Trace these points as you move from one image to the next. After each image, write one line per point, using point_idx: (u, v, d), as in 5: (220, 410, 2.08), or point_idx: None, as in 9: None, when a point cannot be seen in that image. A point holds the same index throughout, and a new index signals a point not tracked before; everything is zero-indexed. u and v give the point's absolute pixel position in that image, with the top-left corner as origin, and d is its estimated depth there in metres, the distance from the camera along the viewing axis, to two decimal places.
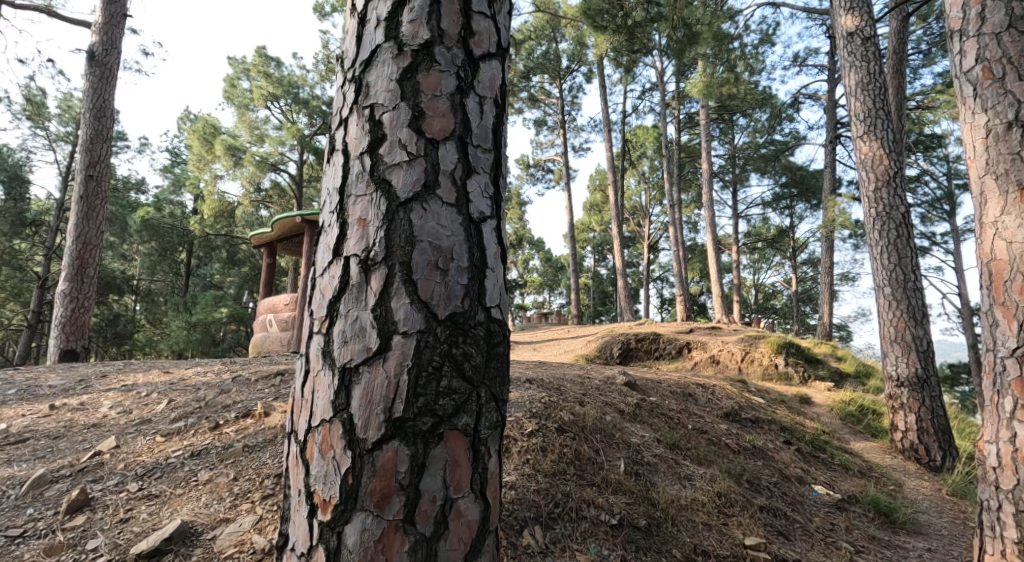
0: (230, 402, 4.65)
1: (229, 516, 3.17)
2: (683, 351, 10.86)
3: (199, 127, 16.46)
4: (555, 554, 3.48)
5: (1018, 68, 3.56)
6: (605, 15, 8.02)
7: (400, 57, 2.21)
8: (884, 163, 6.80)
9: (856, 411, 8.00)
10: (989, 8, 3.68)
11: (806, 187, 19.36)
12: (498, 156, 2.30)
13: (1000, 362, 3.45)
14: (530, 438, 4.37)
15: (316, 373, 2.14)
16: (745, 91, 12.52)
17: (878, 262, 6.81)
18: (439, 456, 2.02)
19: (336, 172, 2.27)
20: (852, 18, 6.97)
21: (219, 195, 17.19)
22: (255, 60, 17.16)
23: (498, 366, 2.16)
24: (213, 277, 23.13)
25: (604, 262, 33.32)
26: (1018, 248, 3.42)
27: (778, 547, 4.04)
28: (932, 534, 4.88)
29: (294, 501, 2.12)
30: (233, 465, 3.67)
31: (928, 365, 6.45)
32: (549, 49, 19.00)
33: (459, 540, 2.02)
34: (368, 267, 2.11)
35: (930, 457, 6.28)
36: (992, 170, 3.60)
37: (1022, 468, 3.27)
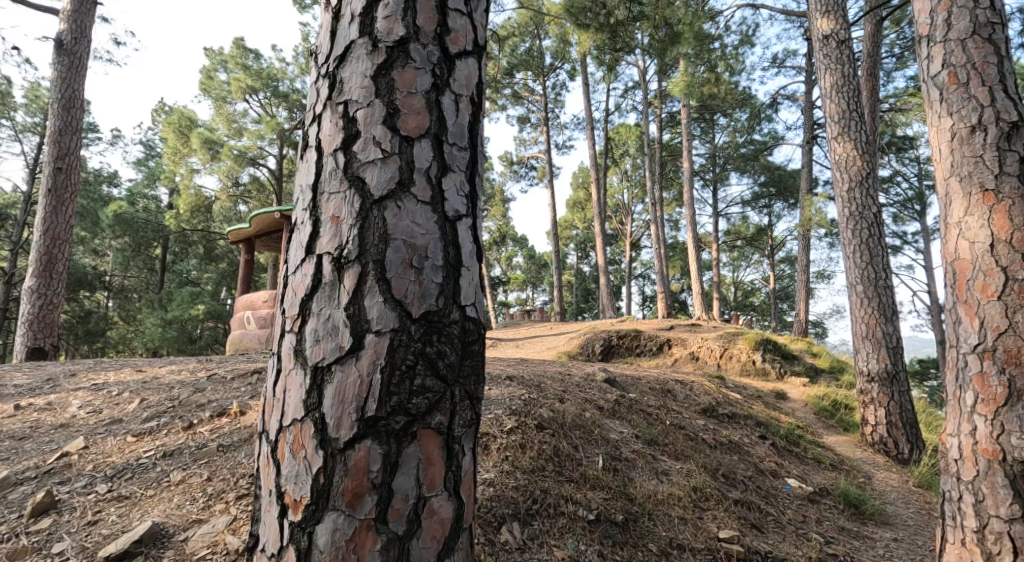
0: (204, 402, 4.59)
1: (201, 517, 3.14)
2: (664, 347, 10.98)
3: (174, 119, 16.20)
4: (532, 550, 3.50)
5: (982, 74, 3.65)
6: (588, 13, 8.13)
7: (375, 53, 2.20)
8: (858, 164, 6.92)
9: (829, 406, 8.13)
10: (955, 15, 3.76)
11: (784, 186, 19.62)
12: (475, 154, 2.31)
13: (962, 358, 3.55)
14: (509, 435, 4.39)
15: (287, 371, 2.13)
16: (726, 90, 12.65)
17: (851, 261, 6.95)
18: (413, 455, 2.02)
19: (309, 169, 2.26)
20: (828, 21, 7.06)
21: (196, 189, 17.02)
22: (233, 52, 17.00)
23: (473, 364, 2.17)
24: (190, 273, 22.81)
25: (587, 259, 33.51)
26: (981, 247, 3.51)
27: (751, 539, 4.10)
28: (899, 525, 4.98)
29: (265, 501, 2.11)
30: (207, 465, 3.63)
31: (898, 361, 6.57)
32: (533, 46, 19.19)
33: (432, 538, 2.02)
34: (342, 265, 2.11)
35: (899, 450, 6.41)
36: (957, 172, 3.67)
37: (982, 460, 3.36)
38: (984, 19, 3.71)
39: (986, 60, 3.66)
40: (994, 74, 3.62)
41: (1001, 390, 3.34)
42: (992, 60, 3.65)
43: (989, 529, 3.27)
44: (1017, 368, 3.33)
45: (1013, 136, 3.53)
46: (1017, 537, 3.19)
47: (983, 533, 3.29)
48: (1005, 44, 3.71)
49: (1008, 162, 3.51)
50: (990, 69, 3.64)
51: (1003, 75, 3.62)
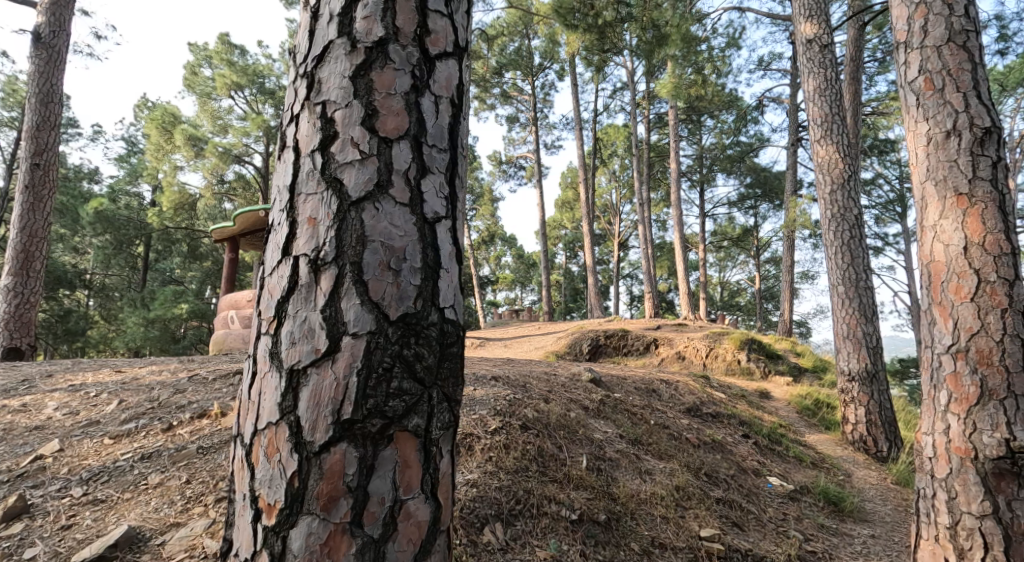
0: (185, 402, 4.56)
1: (179, 521, 3.11)
2: (650, 347, 11.02)
3: (157, 115, 16.00)
4: (514, 550, 3.50)
5: (957, 80, 3.70)
6: (576, 13, 8.18)
7: (353, 54, 2.19)
8: (840, 166, 7.00)
9: (812, 405, 8.22)
10: (931, 22, 3.80)
11: (770, 187, 19.82)
12: (454, 155, 2.31)
13: (937, 358, 3.60)
14: (493, 436, 4.38)
15: (262, 374, 2.12)
16: (713, 91, 12.74)
17: (833, 262, 7.02)
18: (388, 457, 2.02)
19: (286, 170, 2.24)
20: (811, 25, 7.09)
21: (180, 186, 16.91)
22: (218, 47, 16.90)
23: (451, 366, 2.17)
24: (174, 272, 22.60)
25: (575, 259, 33.60)
26: (954, 250, 3.57)
27: (731, 537, 4.13)
28: (877, 521, 5.05)
29: (238, 505, 2.09)
30: (185, 467, 3.60)
31: (877, 360, 6.66)
32: (522, 46, 19.19)
33: (408, 541, 2.02)
34: (318, 267, 2.09)
35: (878, 448, 6.49)
36: (932, 176, 3.73)
37: (955, 458, 3.40)
38: (959, 26, 3.74)
39: (961, 66, 3.70)
40: (968, 80, 3.67)
41: (973, 390, 3.40)
42: (966, 67, 3.70)
43: (961, 525, 3.32)
44: (988, 369, 3.38)
45: (986, 142, 3.60)
46: (988, 534, 3.24)
47: (955, 530, 3.34)
48: (980, 51, 3.76)
49: (982, 167, 3.57)
50: (965, 75, 3.69)
51: (977, 82, 3.67)
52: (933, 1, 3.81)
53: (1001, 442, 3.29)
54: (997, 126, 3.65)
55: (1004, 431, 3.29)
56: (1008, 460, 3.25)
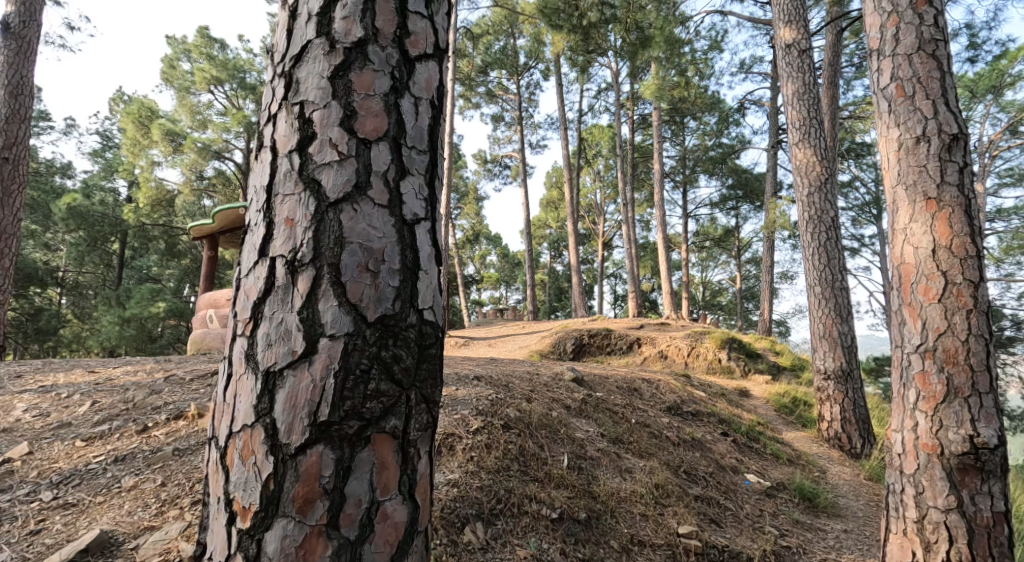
0: (161, 403, 4.51)
1: (154, 524, 3.09)
2: (633, 347, 11.09)
3: (134, 110, 15.77)
4: (495, 550, 3.51)
5: (927, 87, 3.76)
6: (562, 14, 8.51)
7: (332, 54, 2.19)
8: (817, 170, 7.09)
9: (789, 403, 8.34)
10: (902, 31, 3.87)
11: (750, 189, 20.02)
12: (435, 157, 2.31)
13: (907, 357, 3.67)
14: (475, 436, 4.39)
15: (238, 376, 2.11)
16: (696, 92, 12.84)
17: (810, 263, 7.12)
18: (366, 458, 2.02)
19: (263, 170, 2.23)
20: (790, 31, 7.17)
21: (157, 182, 16.69)
22: (197, 41, 16.73)
23: (430, 368, 2.17)
24: (151, 269, 22.29)
25: (560, 259, 33.67)
26: (924, 253, 3.64)
27: (709, 534, 4.18)
28: (850, 516, 5.14)
29: (213, 509, 2.09)
30: (161, 470, 3.57)
31: (852, 359, 6.76)
32: (507, 45, 19.15)
33: (385, 543, 2.02)
34: (296, 269, 2.09)
35: (852, 445, 6.59)
36: (903, 181, 3.80)
37: (923, 455, 3.48)
38: (929, 35, 3.81)
39: (931, 75, 3.77)
40: (937, 88, 3.74)
41: (940, 388, 3.47)
42: (936, 75, 3.77)
43: (927, 519, 3.41)
44: (955, 367, 3.46)
45: (954, 148, 3.67)
46: (953, 527, 3.33)
47: (922, 524, 3.43)
48: (948, 60, 3.83)
49: (949, 173, 3.65)
50: (934, 83, 3.76)
51: (946, 89, 3.74)
52: (905, 10, 3.87)
53: (966, 438, 3.37)
54: (965, 132, 3.73)
55: (970, 427, 3.38)
56: (973, 455, 3.35)
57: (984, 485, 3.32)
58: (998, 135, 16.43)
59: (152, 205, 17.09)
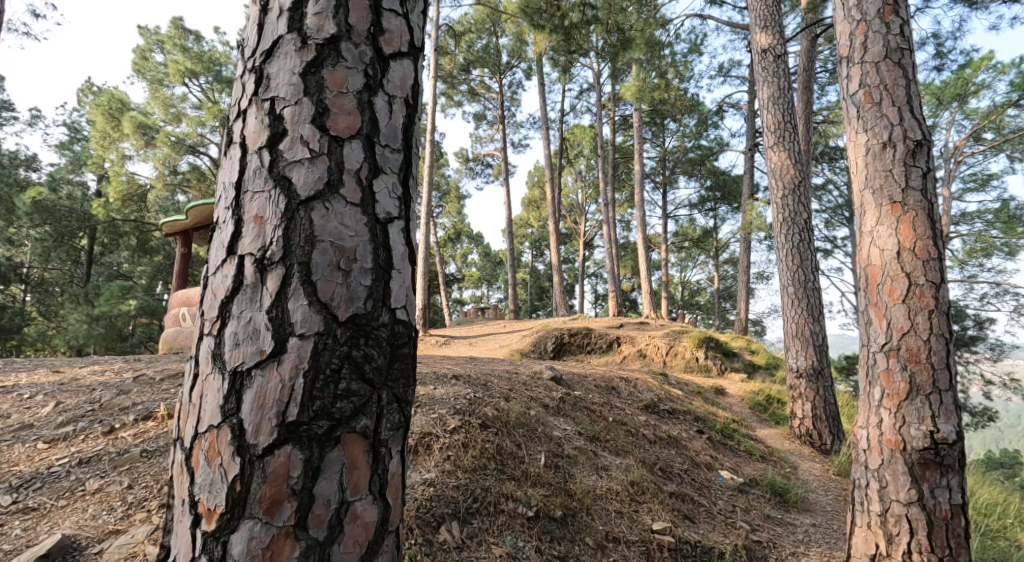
0: (129, 404, 4.44)
1: (119, 528, 3.04)
2: (613, 346, 11.16)
3: (104, 101, 15.46)
4: (470, 549, 3.51)
5: (893, 95, 3.83)
6: (543, 14, 8.01)
7: (304, 50, 2.17)
8: (791, 172, 7.18)
9: (763, 401, 8.44)
10: (870, 39, 3.94)
11: (728, 191, 20.21)
12: (409, 156, 2.31)
13: (872, 356, 3.75)
14: (452, 435, 4.38)
15: (204, 376, 2.09)
16: (676, 95, 12.99)
17: (783, 263, 7.23)
18: (335, 459, 2.01)
19: (232, 166, 2.21)
20: (766, 35, 7.24)
21: (128, 176, 16.43)
22: (170, 32, 16.49)
23: (402, 367, 2.16)
24: (122, 266, 21.89)
25: (541, 258, 33.76)
26: (889, 254, 3.71)
27: (683, 530, 4.22)
28: (819, 511, 5.23)
29: (177, 511, 2.06)
30: (128, 472, 3.51)
31: (823, 358, 6.87)
32: (490, 43, 19.08)
33: (355, 543, 2.01)
34: (265, 267, 2.07)
35: (822, 441, 6.70)
36: (870, 185, 3.86)
37: (888, 450, 3.55)
38: (895, 44, 3.88)
39: (897, 82, 3.84)
40: (903, 96, 3.82)
41: (902, 385, 3.55)
42: (901, 83, 3.84)
43: (890, 512, 3.49)
44: (917, 366, 3.54)
45: (918, 154, 3.75)
46: (914, 520, 3.41)
47: (885, 517, 3.51)
48: (913, 68, 3.90)
49: (913, 177, 3.72)
50: (900, 90, 3.83)
51: (910, 97, 3.81)
52: (872, 19, 3.94)
53: (927, 434, 3.45)
54: (929, 139, 3.81)
55: (930, 423, 3.46)
56: (933, 451, 3.43)
57: (943, 479, 3.40)
58: (963, 141, 16.77)
59: (122, 200, 16.79)
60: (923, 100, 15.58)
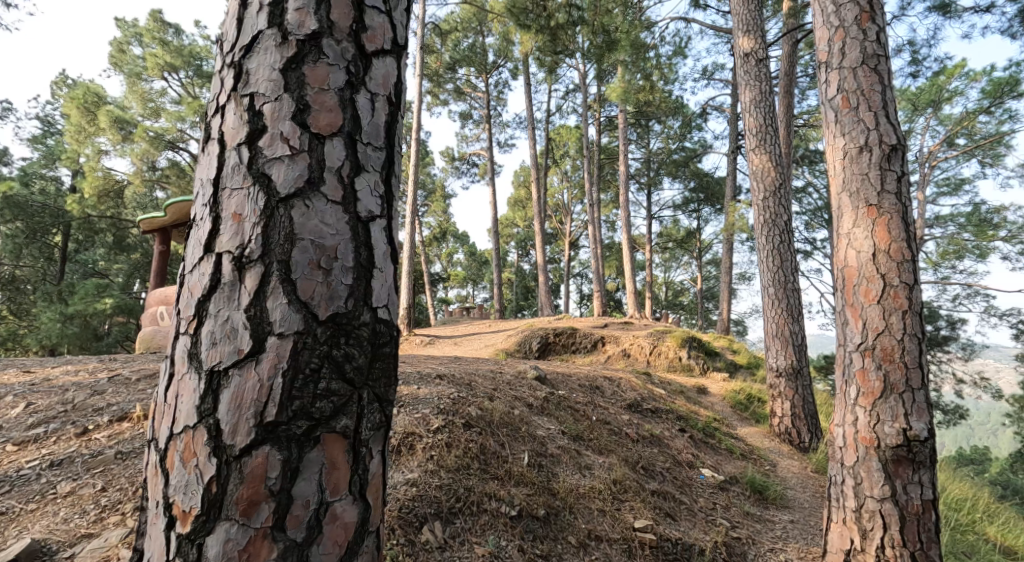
0: (104, 405, 4.37)
1: (91, 532, 2.99)
2: (598, 345, 11.19)
3: (79, 95, 15.19)
4: (453, 548, 3.50)
5: (870, 100, 3.88)
6: (530, 14, 8.03)
7: (284, 46, 2.15)
8: (772, 175, 7.24)
9: (744, 400, 8.51)
10: (847, 46, 3.98)
11: (711, 192, 20.35)
12: (391, 155, 2.29)
13: (849, 355, 3.79)
14: (435, 435, 4.36)
15: (181, 376, 2.06)
16: (661, 97, 13.04)
17: (764, 265, 7.29)
18: (315, 459, 1.99)
19: (210, 163, 2.18)
20: (748, 40, 7.31)
21: (104, 172, 16.18)
22: (149, 25, 16.28)
23: (383, 366, 2.15)
24: (98, 263, 21.54)
25: (527, 258, 33.77)
26: (865, 256, 3.75)
27: (664, 527, 4.24)
28: (797, 507, 5.28)
29: (151, 513, 2.03)
30: (102, 474, 3.46)
31: (802, 358, 6.94)
32: (476, 42, 19.04)
33: (334, 544, 2.00)
34: (243, 265, 2.05)
35: (801, 439, 6.78)
36: (847, 188, 3.90)
37: (863, 447, 3.60)
38: (872, 50, 3.93)
39: (874, 87, 3.89)
40: (879, 101, 3.86)
41: (877, 384, 3.60)
42: (878, 88, 3.88)
43: (865, 508, 3.53)
44: (891, 365, 3.58)
45: (893, 158, 3.80)
46: (887, 515, 3.46)
47: (860, 513, 3.55)
48: (890, 74, 3.95)
49: (889, 181, 3.77)
50: (876, 96, 3.87)
51: (886, 102, 3.86)
52: (850, 26, 3.99)
53: (900, 431, 3.50)
54: (904, 143, 3.86)
55: (903, 421, 3.51)
56: (906, 448, 3.48)
57: (915, 476, 3.45)
58: (937, 146, 17.03)
59: (98, 195, 16.54)
60: (898, 106, 15.81)
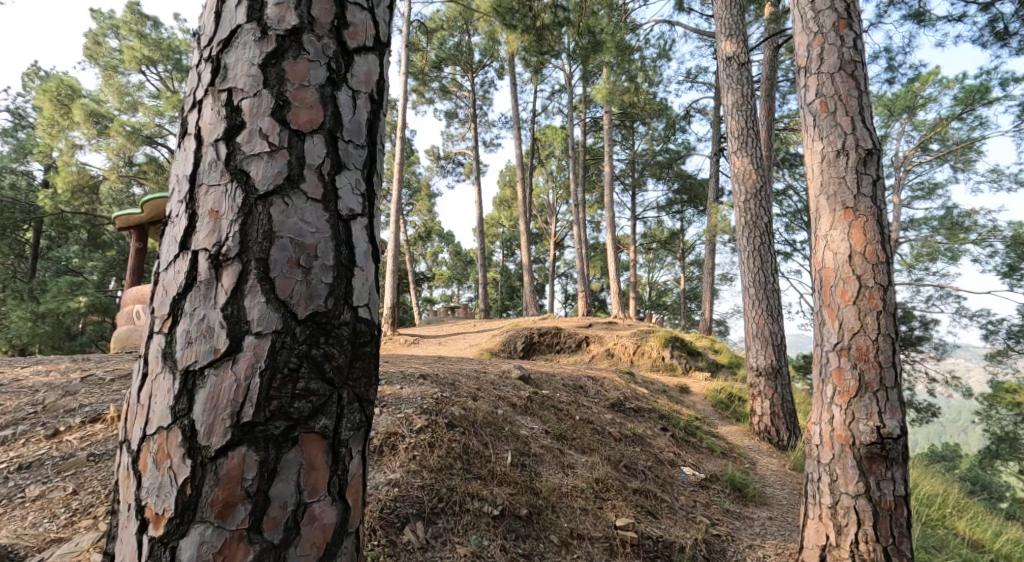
0: (76, 406, 4.30)
1: (61, 537, 2.93)
2: (582, 345, 11.23)
3: (51, 87, 14.76)
4: (435, 548, 3.48)
5: (847, 105, 3.92)
6: (516, 14, 8.02)
7: (264, 41, 2.12)
8: (753, 178, 7.30)
9: (725, 399, 8.58)
10: (826, 51, 4.02)
11: (695, 194, 20.47)
12: (373, 152, 2.27)
13: (826, 355, 3.83)
14: (418, 435, 4.34)
15: (155, 376, 2.02)
16: (645, 99, 13.11)
17: (745, 266, 7.34)
18: (293, 460, 1.97)
19: (186, 159, 2.15)
20: (730, 44, 7.35)
21: (77, 167, 15.92)
22: (126, 17, 16.06)
23: (363, 367, 2.13)
24: (72, 260, 21.16)
25: (512, 257, 33.76)
26: (842, 258, 3.79)
27: (645, 525, 4.25)
28: (776, 504, 5.33)
29: (123, 516, 2.00)
30: (73, 477, 3.40)
31: (782, 357, 7.00)
32: (462, 41, 19.01)
33: (312, 545, 1.97)
34: (220, 263, 2.02)
35: (779, 437, 6.84)
36: (825, 191, 3.94)
37: (838, 445, 3.63)
38: (849, 57, 3.96)
39: (851, 93, 3.93)
40: (856, 106, 3.90)
41: (853, 382, 3.63)
42: (854, 94, 3.92)
43: (840, 504, 3.57)
44: (866, 364, 3.62)
45: (869, 162, 3.84)
46: (861, 511, 3.50)
47: (835, 509, 3.59)
48: (866, 80, 4.00)
49: (865, 185, 3.81)
50: (853, 101, 3.91)
51: (863, 107, 3.90)
52: (829, 32, 4.02)
53: (874, 429, 3.54)
54: (879, 148, 3.91)
55: (877, 419, 3.54)
56: (880, 445, 3.52)
57: (888, 472, 3.49)
58: (911, 151, 17.28)
59: (72, 191, 16.24)
60: (874, 111, 16.03)
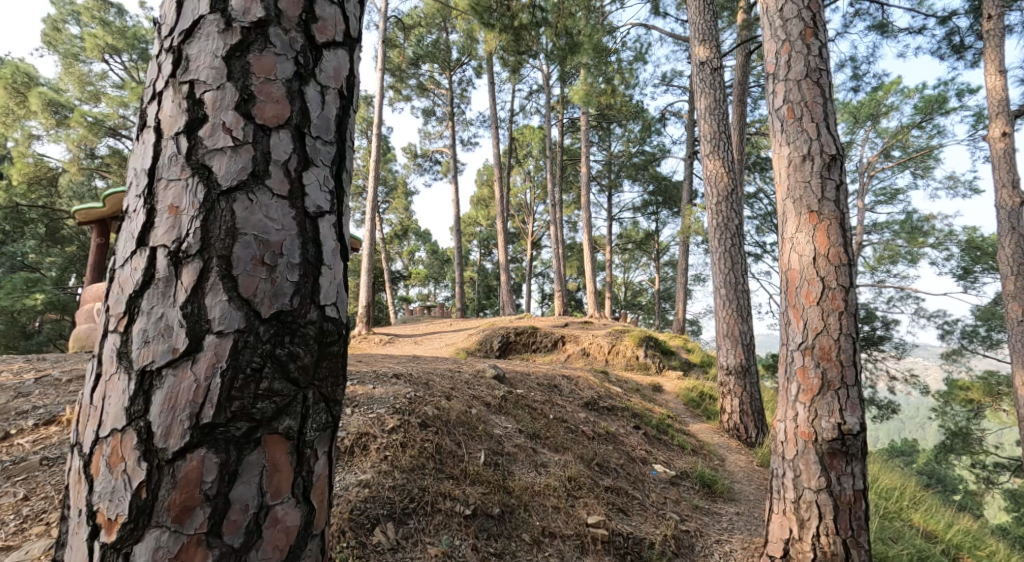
0: (29, 407, 4.19)
1: (12, 544, 2.83)
2: (558, 343, 11.25)
3: (7, 74, 14.33)
4: (405, 549, 3.44)
5: (813, 111, 3.97)
6: (493, 13, 7.93)
7: (228, 33, 2.07)
8: (725, 181, 7.37)
9: (697, 397, 8.66)
10: (793, 58, 4.07)
11: (669, 196, 20.65)
12: (341, 148, 2.24)
13: (792, 353, 3.88)
14: (390, 435, 4.30)
15: (109, 376, 1.97)
16: (622, 101, 13.21)
17: (716, 268, 7.42)
18: (255, 462, 1.93)
19: (146, 152, 2.09)
20: (704, 49, 7.40)
21: (35, 158, 15.48)
22: (89, 4, 15.68)
23: (330, 366, 2.10)
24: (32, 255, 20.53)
25: (489, 257, 33.72)
26: (807, 260, 3.85)
27: (616, 522, 4.27)
28: (744, 500, 5.39)
29: (74, 522, 1.94)
30: (24, 482, 3.31)
31: (751, 356, 7.09)
32: (439, 39, 18.94)
33: (274, 548, 1.93)
34: (180, 261, 1.96)
35: (748, 434, 6.92)
36: (792, 195, 3.99)
37: (802, 441, 3.69)
38: (815, 64, 4.02)
39: (817, 99, 3.98)
40: (820, 112, 3.96)
41: (817, 381, 3.69)
42: (820, 100, 3.98)
43: (802, 499, 3.62)
44: (829, 363, 3.68)
45: (833, 167, 3.90)
46: (823, 505, 3.55)
47: (798, 504, 3.64)
48: (831, 87, 4.06)
49: (829, 189, 3.87)
50: (818, 107, 3.97)
51: (828, 114, 3.96)
52: (796, 39, 4.07)
53: (836, 426, 3.59)
54: (843, 153, 3.97)
55: (838, 416, 3.60)
56: (842, 441, 3.57)
57: (848, 468, 3.55)
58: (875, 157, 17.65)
59: (30, 183, 15.76)
60: (840, 118, 16.34)
